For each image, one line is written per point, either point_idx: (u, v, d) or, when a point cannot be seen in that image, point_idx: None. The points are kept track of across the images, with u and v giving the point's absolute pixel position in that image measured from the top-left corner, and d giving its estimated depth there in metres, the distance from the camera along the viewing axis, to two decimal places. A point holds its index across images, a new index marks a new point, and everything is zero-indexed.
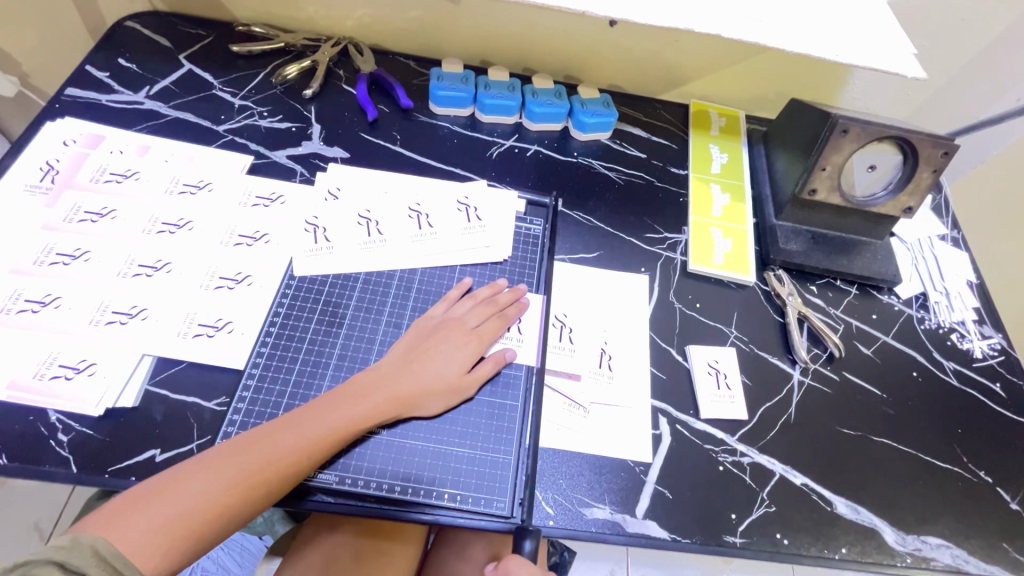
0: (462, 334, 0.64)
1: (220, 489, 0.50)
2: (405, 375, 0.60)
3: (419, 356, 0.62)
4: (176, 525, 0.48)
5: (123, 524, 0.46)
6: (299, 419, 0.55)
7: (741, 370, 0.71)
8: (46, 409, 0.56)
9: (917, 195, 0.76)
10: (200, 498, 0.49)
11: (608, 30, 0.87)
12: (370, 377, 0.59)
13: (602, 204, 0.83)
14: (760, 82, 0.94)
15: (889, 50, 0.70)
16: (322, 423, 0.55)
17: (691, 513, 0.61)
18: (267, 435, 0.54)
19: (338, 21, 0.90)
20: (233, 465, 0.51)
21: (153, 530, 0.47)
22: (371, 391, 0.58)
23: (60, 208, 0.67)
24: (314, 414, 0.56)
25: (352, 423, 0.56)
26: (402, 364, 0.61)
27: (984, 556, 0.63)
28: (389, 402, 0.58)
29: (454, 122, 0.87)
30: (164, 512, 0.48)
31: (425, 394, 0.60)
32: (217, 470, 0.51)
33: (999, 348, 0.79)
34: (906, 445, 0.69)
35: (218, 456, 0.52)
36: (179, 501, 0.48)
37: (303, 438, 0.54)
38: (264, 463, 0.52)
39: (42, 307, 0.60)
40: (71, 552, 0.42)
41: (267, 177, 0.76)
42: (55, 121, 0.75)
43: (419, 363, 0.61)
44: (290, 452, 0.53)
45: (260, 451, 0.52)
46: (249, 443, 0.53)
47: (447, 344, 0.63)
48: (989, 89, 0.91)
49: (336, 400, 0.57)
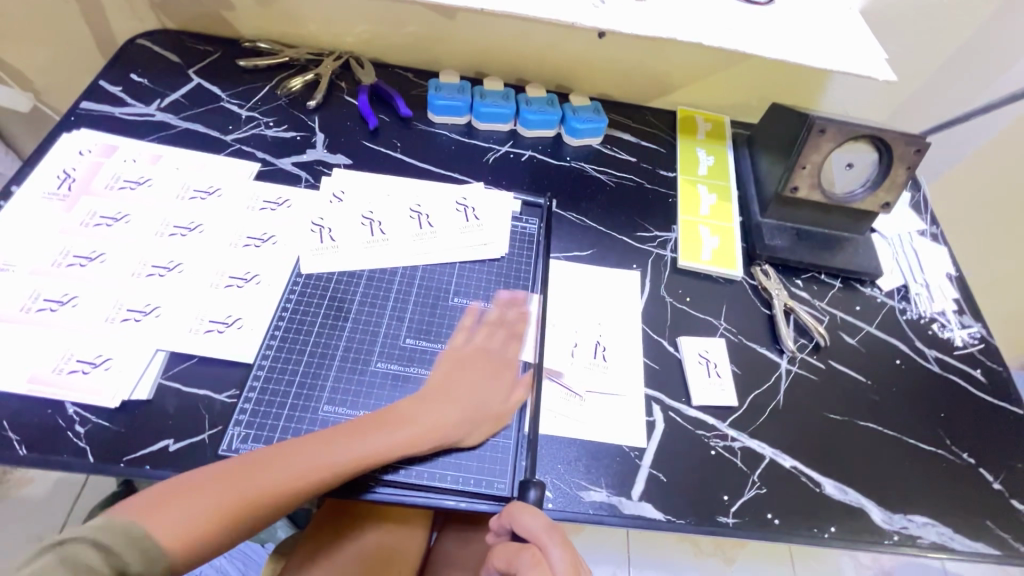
0: (495, 368, 0.66)
1: (258, 491, 0.51)
2: (449, 403, 0.62)
3: (463, 385, 0.64)
4: (212, 521, 0.49)
5: (162, 513, 0.47)
6: (344, 437, 0.56)
7: (731, 360, 0.74)
8: (63, 403, 0.58)
9: (893, 191, 0.80)
10: (237, 496, 0.50)
11: (596, 41, 0.91)
12: (413, 402, 0.61)
13: (595, 205, 0.87)
14: (743, 89, 0.98)
15: (860, 55, 0.74)
16: (364, 443, 0.56)
17: (685, 495, 0.63)
18: (310, 446, 0.55)
19: (339, 36, 0.94)
20: (274, 471, 0.53)
21: (192, 523, 0.48)
22: (414, 416, 0.60)
23: (76, 213, 0.71)
24: (357, 432, 0.57)
25: (391, 447, 0.57)
26: (446, 391, 0.63)
27: (969, 533, 0.65)
28: (428, 428, 0.59)
29: (452, 130, 0.91)
30: (204, 506, 0.49)
31: (465, 423, 0.61)
32: (260, 472, 0.52)
33: (979, 337, 0.82)
34: (890, 429, 0.71)
35: (261, 459, 0.53)
36: (220, 500, 0.50)
37: (346, 454, 0.55)
38: (301, 472, 0.53)
39: (60, 306, 0.63)
40: (103, 532, 0.44)
41: (274, 182, 0.79)
42: (71, 133, 0.78)
43: (461, 391, 0.63)
44: (330, 467, 0.54)
45: (305, 463, 0.54)
46: (291, 450, 0.54)
47: (489, 374, 0.66)
48: (960, 91, 0.96)
49: (380, 421, 0.58)
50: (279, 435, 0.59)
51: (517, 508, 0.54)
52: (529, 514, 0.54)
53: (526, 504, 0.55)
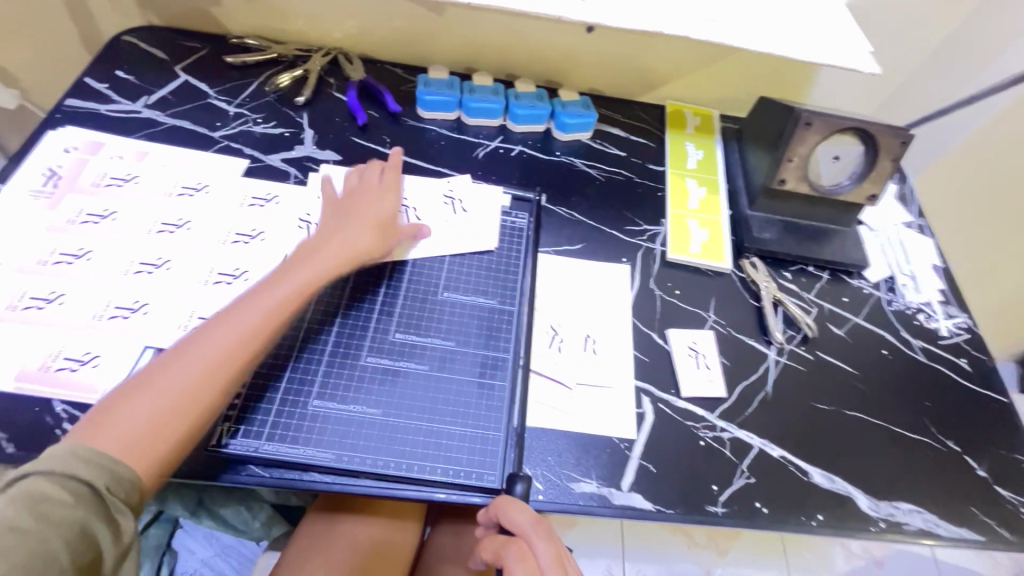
0: (382, 193, 0.74)
1: (197, 375, 0.53)
2: (348, 225, 0.69)
3: (358, 209, 0.71)
4: (159, 417, 0.50)
5: (103, 426, 0.48)
6: (258, 296, 0.59)
7: (719, 351, 0.74)
8: (51, 401, 0.58)
9: (879, 183, 0.81)
10: (177, 388, 0.51)
11: (585, 36, 0.92)
12: (318, 240, 0.67)
13: (584, 199, 0.87)
14: (732, 83, 0.99)
15: (846, 48, 0.75)
16: (279, 288, 0.60)
17: (674, 485, 0.64)
18: (227, 319, 0.57)
19: (327, 32, 0.94)
20: (203, 351, 0.54)
21: (138, 424, 0.49)
22: (321, 245, 0.66)
23: (63, 210, 0.70)
24: (269, 288, 0.60)
25: (309, 276, 0.62)
26: (338, 224, 0.69)
27: (954, 520, 0.66)
28: (344, 242, 0.67)
29: (442, 125, 0.91)
30: (145, 406, 0.50)
31: (366, 237, 0.69)
32: (191, 357, 0.53)
33: (964, 327, 0.83)
34: (877, 418, 0.72)
35: (183, 350, 0.54)
36: (158, 394, 0.51)
37: (267, 306, 0.58)
38: (232, 341, 0.55)
39: (47, 304, 0.63)
40: (51, 460, 0.44)
41: (263, 179, 0.79)
42: (57, 130, 0.78)
43: (348, 219, 0.70)
44: (257, 320, 0.57)
45: (225, 331, 0.56)
46: (211, 327, 0.56)
47: (373, 191, 0.74)
48: (945, 85, 0.97)
49: (288, 269, 0.63)
50: (269, 430, 0.59)
51: (506, 503, 0.54)
52: (516, 510, 0.54)
53: (514, 499, 0.55)
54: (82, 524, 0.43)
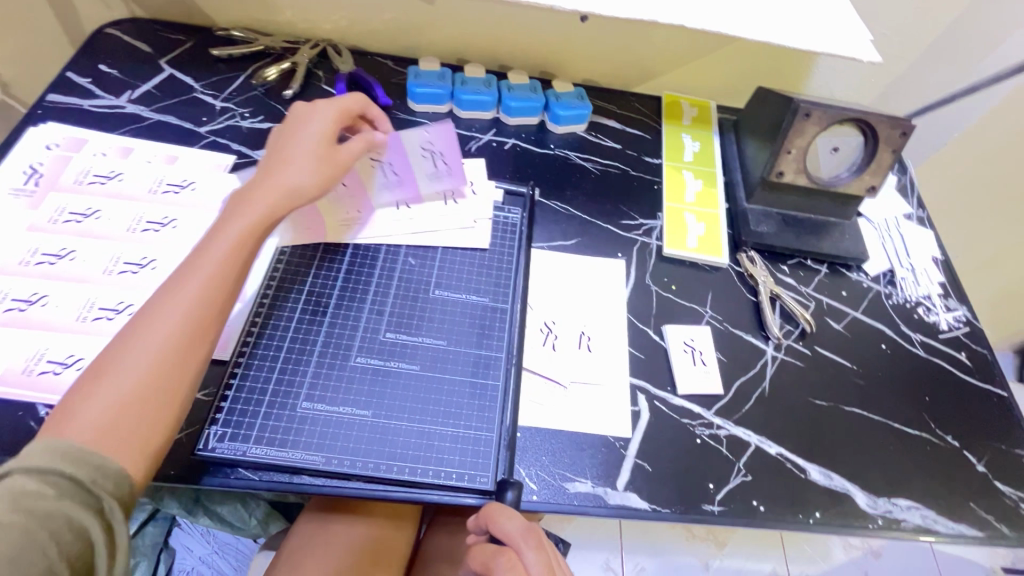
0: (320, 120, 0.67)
1: (153, 355, 0.49)
2: (286, 163, 0.63)
3: (297, 142, 0.64)
4: (125, 403, 0.47)
5: (68, 419, 0.45)
6: (196, 263, 0.54)
7: (716, 347, 0.73)
8: (35, 405, 0.57)
9: (879, 174, 0.79)
10: (137, 371, 0.48)
11: (579, 25, 0.90)
12: (254, 183, 0.61)
13: (579, 192, 0.86)
14: (729, 73, 0.97)
15: (846, 36, 0.73)
16: (218, 249, 0.55)
17: (670, 484, 0.63)
18: (167, 292, 0.52)
19: (315, 24, 0.92)
20: (153, 328, 0.50)
21: (105, 412, 0.46)
22: (257, 192, 0.60)
23: (45, 209, 0.69)
24: (207, 249, 0.55)
25: (251, 230, 0.58)
26: (272, 163, 0.63)
27: (953, 516, 0.66)
28: (285, 182, 0.61)
29: (433, 119, 0.89)
30: (107, 394, 0.46)
31: (307, 175, 0.63)
32: (143, 336, 0.49)
33: (964, 320, 0.82)
34: (875, 413, 0.71)
35: (131, 331, 0.50)
36: (118, 379, 0.47)
37: (212, 272, 0.54)
38: (182, 315, 0.51)
39: (29, 306, 0.61)
40: (30, 458, 0.41)
41: (250, 175, 0.77)
42: (38, 127, 0.76)
43: (284, 158, 0.63)
44: (205, 286, 0.53)
45: (170, 303, 0.51)
46: (157, 299, 0.52)
47: (311, 117, 0.66)
48: (947, 73, 0.95)
49: (222, 224, 0.57)
50: (257, 433, 0.58)
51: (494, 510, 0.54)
52: (501, 515, 0.54)
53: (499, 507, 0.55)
54: (70, 516, 0.39)
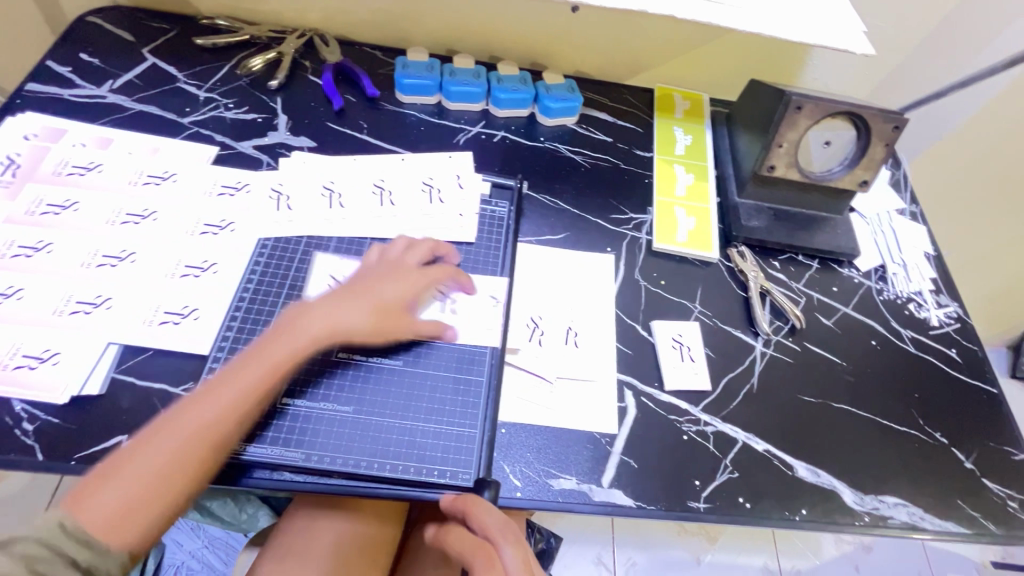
0: (402, 269, 0.66)
1: (173, 452, 0.50)
2: (353, 302, 0.62)
3: (370, 285, 0.63)
4: (139, 492, 0.48)
5: (88, 499, 0.46)
6: (245, 368, 0.55)
7: (704, 343, 0.73)
8: (9, 400, 0.56)
9: (872, 168, 0.78)
10: (155, 464, 0.49)
11: (570, 16, 0.88)
12: (316, 306, 0.61)
13: (569, 186, 0.84)
14: (722, 65, 0.96)
15: (838, 28, 0.72)
16: (264, 363, 0.56)
17: (656, 481, 0.62)
18: (213, 390, 0.53)
19: (302, 13, 0.90)
20: (182, 426, 0.51)
21: (118, 499, 0.47)
22: (315, 318, 0.60)
23: (22, 201, 0.67)
24: (258, 361, 0.56)
25: (297, 357, 0.57)
26: (344, 296, 0.62)
27: (940, 513, 0.65)
28: (344, 319, 0.60)
29: (421, 110, 0.88)
30: (124, 481, 0.48)
31: (368, 320, 0.61)
32: (173, 431, 0.51)
33: (955, 316, 0.81)
34: (864, 410, 0.71)
35: (164, 422, 0.51)
36: (137, 467, 0.48)
37: (249, 383, 0.54)
38: (210, 417, 0.52)
39: (4, 299, 0.60)
40: (36, 529, 0.43)
41: (233, 167, 0.76)
42: (16, 116, 0.74)
43: (357, 293, 0.62)
44: (238, 396, 0.53)
45: (206, 405, 0.52)
46: (200, 394, 0.53)
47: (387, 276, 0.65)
48: (942, 67, 0.94)
49: (274, 342, 0.57)
50: None
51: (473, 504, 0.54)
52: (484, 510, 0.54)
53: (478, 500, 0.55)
54: None
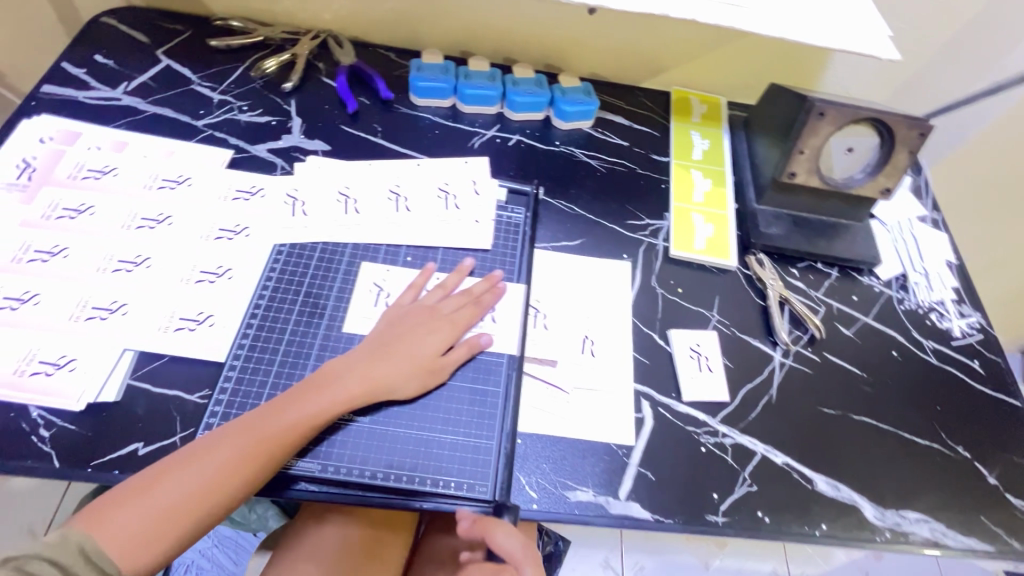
0: (436, 320, 0.64)
1: (191, 489, 0.50)
2: (390, 356, 0.60)
3: (408, 339, 0.62)
4: (153, 523, 0.49)
5: (105, 521, 0.48)
6: (278, 412, 0.55)
7: (722, 353, 0.72)
8: (26, 406, 0.56)
9: (894, 176, 0.77)
10: (174, 497, 0.50)
11: (587, 18, 0.87)
12: (354, 359, 0.60)
13: (584, 191, 0.83)
14: (741, 69, 0.94)
15: (863, 33, 0.70)
16: (296, 412, 0.55)
17: (673, 493, 0.61)
18: (242, 428, 0.54)
19: (316, 14, 0.90)
20: (208, 462, 0.52)
21: (134, 527, 0.48)
22: (346, 373, 0.58)
23: (38, 205, 0.67)
24: (291, 409, 0.55)
25: (324, 413, 0.56)
26: (379, 350, 0.61)
27: (963, 529, 0.64)
28: (380, 376, 0.59)
29: (436, 113, 0.87)
30: (142, 509, 0.49)
31: (399, 377, 0.60)
32: (195, 468, 0.51)
33: (978, 327, 0.80)
34: (885, 423, 0.70)
35: (191, 455, 0.52)
36: (156, 497, 0.49)
37: (279, 431, 0.54)
38: (233, 461, 0.52)
39: (21, 304, 0.60)
40: (55, 548, 0.46)
41: (247, 170, 0.76)
42: (32, 119, 0.74)
43: (391, 348, 0.61)
44: (262, 446, 0.53)
45: (235, 445, 0.52)
46: (230, 431, 0.53)
47: (426, 326, 0.64)
48: (966, 70, 0.92)
49: (305, 392, 0.56)
50: None
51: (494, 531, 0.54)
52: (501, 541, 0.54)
53: (492, 529, 0.54)
54: None
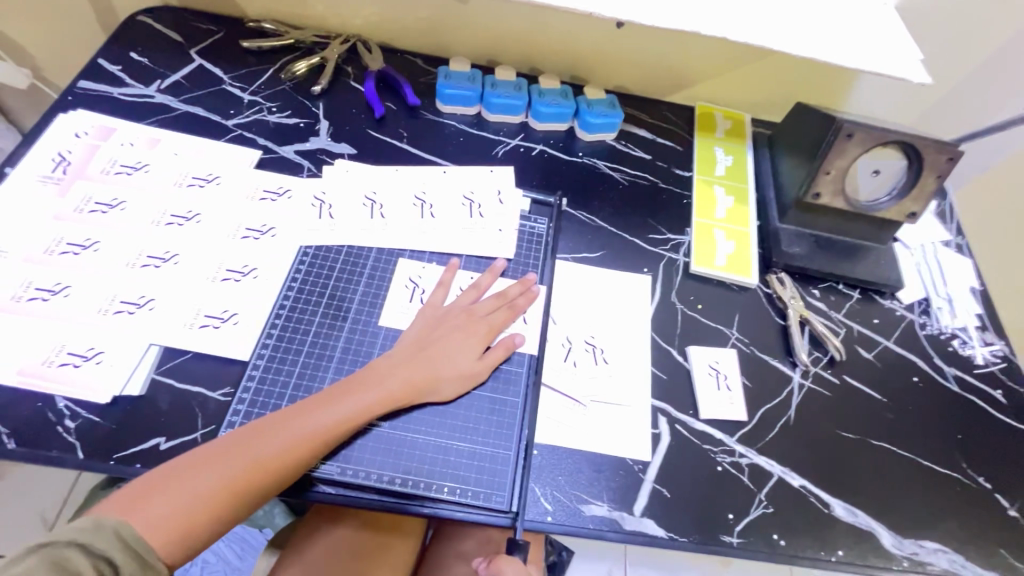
0: (471, 324, 0.65)
1: (230, 478, 0.51)
2: (426, 359, 0.62)
3: (443, 343, 0.63)
4: (189, 509, 0.49)
5: (143, 506, 0.48)
6: (316, 408, 0.56)
7: (741, 371, 0.71)
8: (53, 396, 0.57)
9: (921, 200, 0.76)
10: (211, 484, 0.50)
11: (615, 31, 0.87)
12: (390, 361, 0.61)
13: (606, 204, 0.84)
14: (766, 86, 0.94)
15: (895, 55, 0.70)
16: (334, 410, 0.56)
17: (688, 512, 0.61)
18: (283, 422, 0.55)
19: (347, 19, 0.91)
20: (248, 453, 0.52)
21: (170, 513, 0.49)
22: (385, 375, 0.59)
23: (72, 197, 0.69)
24: (330, 406, 0.56)
25: (364, 412, 0.57)
26: (416, 352, 0.62)
27: (981, 561, 0.63)
28: (416, 378, 0.60)
29: (461, 120, 0.88)
30: (179, 496, 0.49)
31: (436, 379, 0.61)
32: (234, 457, 0.52)
33: (1001, 355, 0.79)
34: (904, 449, 0.69)
35: (231, 445, 0.53)
36: (195, 484, 0.50)
37: (317, 427, 0.55)
38: (270, 454, 0.53)
39: (52, 296, 0.61)
40: (92, 533, 0.45)
41: (275, 171, 0.77)
42: (68, 113, 0.76)
43: (430, 351, 0.62)
44: (302, 440, 0.54)
45: (275, 438, 0.53)
46: (270, 424, 0.54)
47: (461, 329, 0.65)
48: (995, 96, 0.91)
49: (344, 392, 0.58)
50: None
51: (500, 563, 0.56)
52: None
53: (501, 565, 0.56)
54: None
